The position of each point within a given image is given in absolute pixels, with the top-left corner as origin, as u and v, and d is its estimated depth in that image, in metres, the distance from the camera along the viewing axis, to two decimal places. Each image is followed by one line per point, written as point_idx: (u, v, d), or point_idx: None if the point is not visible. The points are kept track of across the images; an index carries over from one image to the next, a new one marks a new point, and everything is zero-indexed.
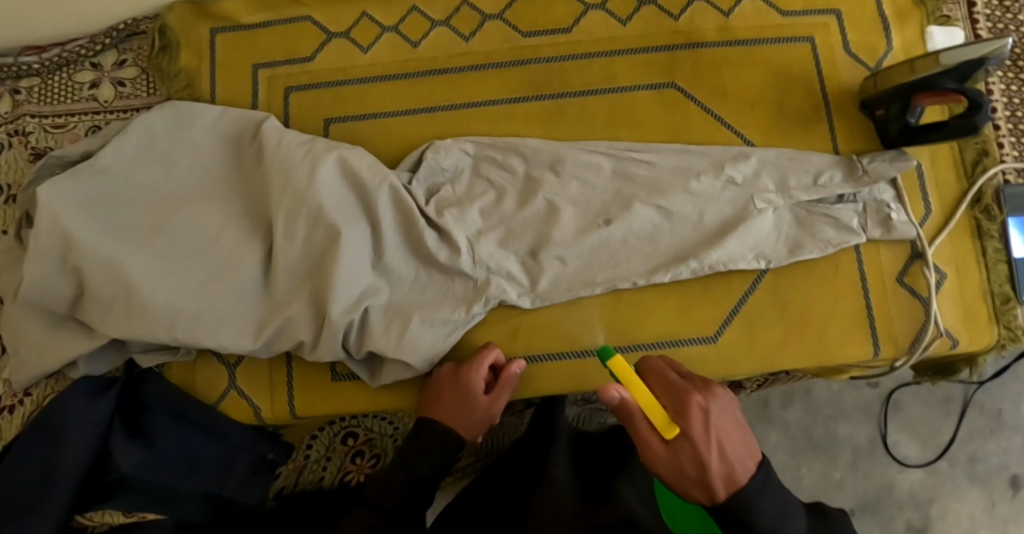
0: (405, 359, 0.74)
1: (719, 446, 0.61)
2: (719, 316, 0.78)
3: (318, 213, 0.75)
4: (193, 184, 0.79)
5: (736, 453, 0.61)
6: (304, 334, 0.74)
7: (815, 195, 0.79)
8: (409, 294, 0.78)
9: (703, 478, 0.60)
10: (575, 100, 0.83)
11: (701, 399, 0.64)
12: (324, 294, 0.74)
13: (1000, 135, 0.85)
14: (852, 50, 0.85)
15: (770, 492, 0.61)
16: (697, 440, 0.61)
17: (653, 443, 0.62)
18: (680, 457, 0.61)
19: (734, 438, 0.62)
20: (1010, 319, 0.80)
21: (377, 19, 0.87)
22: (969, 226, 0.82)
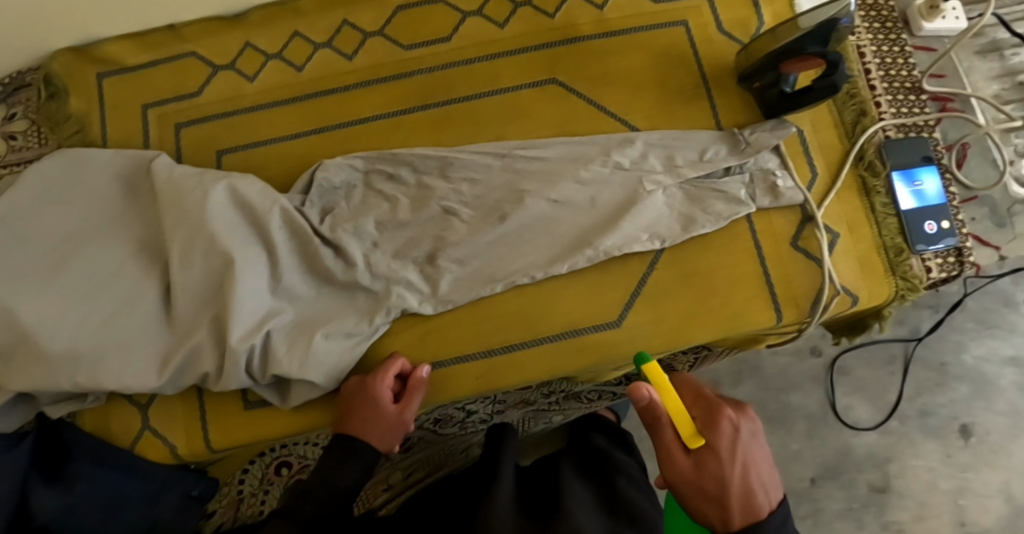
0: (311, 378, 0.75)
1: (743, 469, 0.67)
2: (622, 299, 0.79)
3: (212, 243, 0.75)
4: (90, 226, 0.79)
5: (757, 480, 0.67)
6: (208, 365, 0.75)
7: (702, 171, 0.81)
8: (309, 317, 0.77)
9: (722, 497, 0.65)
10: (461, 105, 0.84)
11: (731, 418, 0.69)
12: (225, 322, 0.74)
13: (877, 95, 0.88)
14: (725, 28, 0.88)
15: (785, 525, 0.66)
16: (723, 458, 0.67)
17: (678, 454, 0.68)
18: (704, 472, 0.67)
19: (757, 464, 0.68)
20: (905, 270, 0.83)
21: (261, 48, 0.88)
22: (856, 185, 0.84)
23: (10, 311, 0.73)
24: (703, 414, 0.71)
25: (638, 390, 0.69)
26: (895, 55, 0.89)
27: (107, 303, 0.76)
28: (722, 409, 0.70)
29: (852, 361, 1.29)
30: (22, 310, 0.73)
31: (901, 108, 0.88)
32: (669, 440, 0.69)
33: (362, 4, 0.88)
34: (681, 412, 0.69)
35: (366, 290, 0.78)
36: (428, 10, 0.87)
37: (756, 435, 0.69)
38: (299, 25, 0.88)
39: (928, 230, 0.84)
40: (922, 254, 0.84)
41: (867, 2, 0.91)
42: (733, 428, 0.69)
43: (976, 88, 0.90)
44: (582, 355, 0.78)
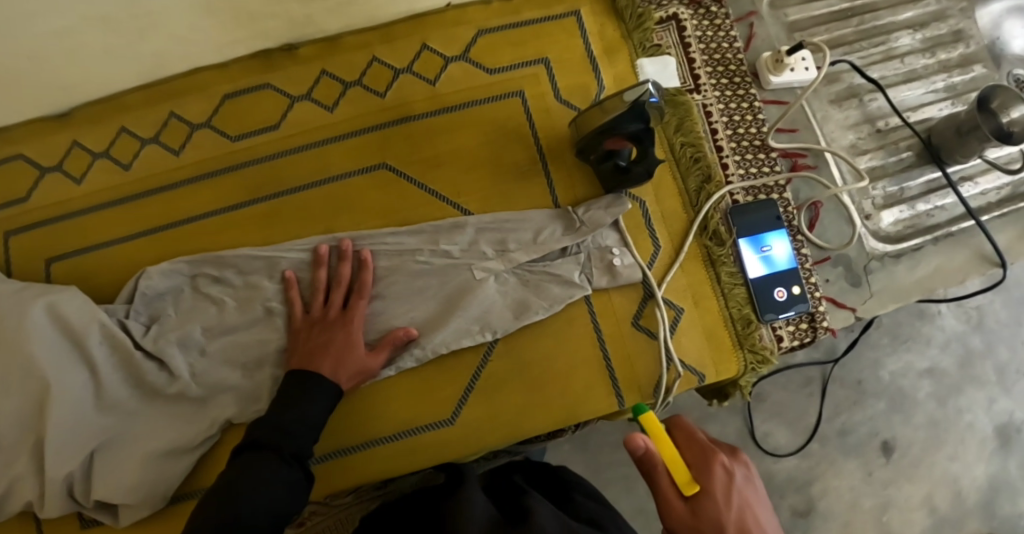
0: (137, 498, 0.74)
1: (739, 511, 0.61)
2: (456, 394, 0.77)
3: (27, 365, 0.73)
4: None
5: (756, 523, 0.60)
6: (30, 493, 0.73)
7: (534, 254, 0.78)
8: (135, 433, 0.76)
9: None
10: (289, 198, 0.82)
11: (725, 463, 0.64)
12: (45, 447, 0.73)
13: (724, 156, 0.85)
14: (563, 96, 0.85)
15: None
16: (720, 503, 0.61)
17: (676, 503, 0.62)
18: (701, 519, 0.60)
19: (757, 509, 0.62)
20: (754, 342, 0.80)
21: (88, 146, 0.85)
22: (701, 256, 0.82)
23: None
24: (697, 457, 0.65)
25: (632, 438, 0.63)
26: (744, 111, 0.86)
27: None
28: (716, 453, 0.64)
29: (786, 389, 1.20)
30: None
31: (750, 168, 0.85)
32: (663, 486, 0.62)
33: (187, 94, 0.85)
34: (674, 458, 0.63)
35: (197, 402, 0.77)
36: (256, 96, 0.84)
37: (752, 481, 0.64)
38: (126, 120, 0.85)
39: (778, 297, 0.81)
40: (772, 323, 0.81)
41: (714, 57, 0.88)
42: (726, 471, 0.63)
43: (830, 139, 0.89)
44: (414, 454, 0.76)
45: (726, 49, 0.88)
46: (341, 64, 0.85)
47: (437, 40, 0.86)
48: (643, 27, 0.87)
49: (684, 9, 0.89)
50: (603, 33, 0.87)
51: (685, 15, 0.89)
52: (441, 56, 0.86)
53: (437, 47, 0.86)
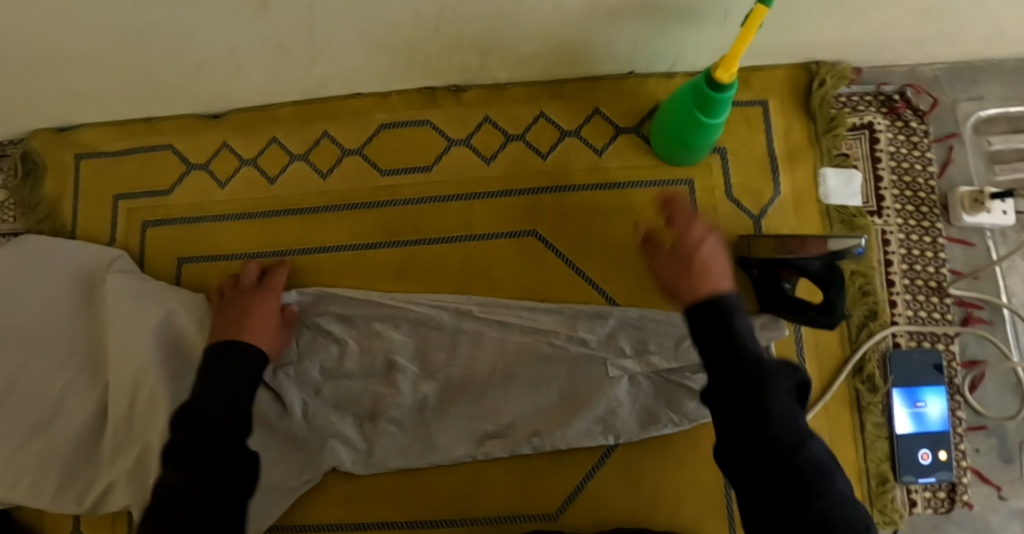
0: None
1: (703, 260, 0.60)
2: (563, 491, 0.74)
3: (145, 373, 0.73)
4: (38, 326, 0.77)
5: (707, 254, 0.60)
6: (129, 500, 0.73)
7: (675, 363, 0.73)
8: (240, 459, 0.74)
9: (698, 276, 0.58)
10: (429, 247, 0.79)
11: (701, 227, 0.62)
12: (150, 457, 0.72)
13: (893, 292, 0.78)
14: (734, 194, 0.79)
15: (735, 305, 0.56)
16: (692, 246, 0.61)
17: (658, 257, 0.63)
18: (679, 285, 0.60)
19: (711, 269, 0.59)
20: (885, 503, 0.74)
21: (237, 150, 0.83)
22: (848, 398, 0.76)
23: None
24: (688, 223, 0.63)
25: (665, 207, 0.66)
26: (924, 247, 0.79)
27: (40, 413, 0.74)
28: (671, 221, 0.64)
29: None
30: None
31: (919, 311, 0.78)
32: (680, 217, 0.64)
33: (345, 117, 0.82)
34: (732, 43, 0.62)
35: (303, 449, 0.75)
36: (413, 132, 0.81)
37: (714, 245, 0.62)
38: (279, 131, 0.83)
39: (921, 459, 0.75)
40: (908, 485, 0.75)
41: (903, 178, 0.80)
42: (695, 227, 0.62)
43: (1011, 294, 0.79)
44: None
45: (918, 172, 0.80)
46: (507, 115, 0.81)
47: (610, 107, 0.81)
48: (832, 133, 0.80)
49: (881, 118, 0.81)
50: (788, 131, 0.80)
51: (881, 125, 0.81)
52: (612, 124, 0.80)
53: (609, 114, 0.80)
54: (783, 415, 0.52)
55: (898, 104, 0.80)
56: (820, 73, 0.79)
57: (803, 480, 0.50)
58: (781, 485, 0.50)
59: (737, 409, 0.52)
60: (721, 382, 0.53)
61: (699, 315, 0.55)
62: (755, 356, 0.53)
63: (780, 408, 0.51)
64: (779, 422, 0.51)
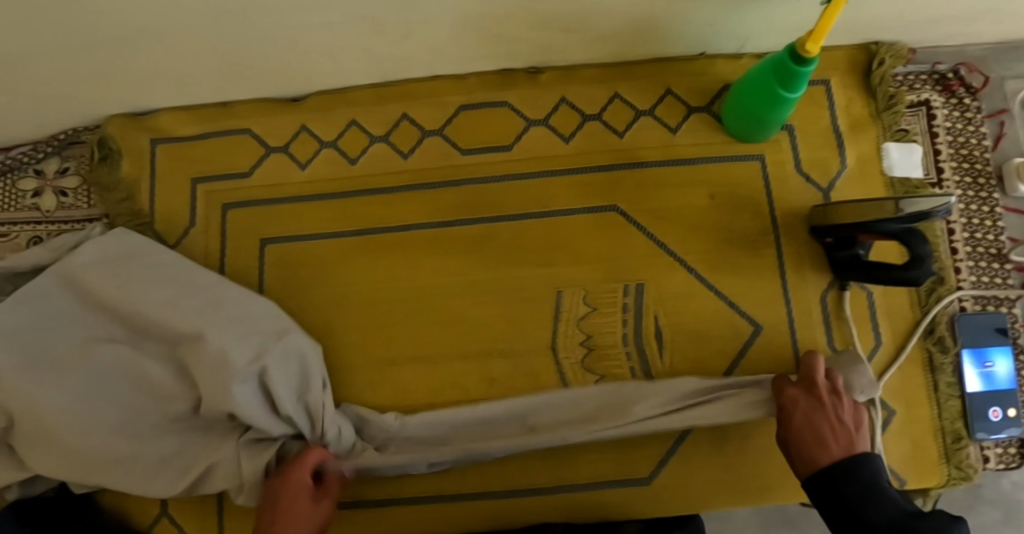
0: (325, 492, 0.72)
1: (847, 426, 0.67)
2: (654, 455, 0.76)
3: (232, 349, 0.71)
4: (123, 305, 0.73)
5: (845, 442, 0.66)
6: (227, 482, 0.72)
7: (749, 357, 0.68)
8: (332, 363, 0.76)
9: (821, 440, 0.66)
10: (512, 223, 0.81)
11: (840, 404, 0.69)
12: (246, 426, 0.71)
13: (957, 259, 0.82)
14: (804, 168, 0.82)
15: (873, 462, 0.64)
16: (829, 417, 0.67)
17: (793, 396, 0.69)
18: (810, 423, 0.67)
19: (824, 430, 0.66)
20: (961, 458, 0.77)
21: (316, 133, 0.85)
22: (922, 359, 0.79)
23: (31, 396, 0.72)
24: (813, 401, 0.68)
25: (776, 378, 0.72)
26: (983, 216, 0.83)
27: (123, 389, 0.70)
28: (791, 393, 0.69)
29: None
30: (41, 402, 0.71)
31: (982, 276, 0.82)
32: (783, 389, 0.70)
33: (424, 99, 0.84)
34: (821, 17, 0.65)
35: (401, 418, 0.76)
36: (492, 113, 0.83)
37: (862, 431, 0.67)
38: (358, 114, 0.84)
39: (992, 416, 0.78)
40: (981, 442, 0.79)
41: (960, 152, 0.84)
42: (851, 416, 0.68)
43: None
44: (603, 508, 0.75)
45: (974, 145, 0.85)
46: (583, 95, 0.83)
47: (682, 87, 0.84)
48: (893, 110, 0.84)
49: (937, 95, 0.85)
50: (851, 109, 0.84)
51: (937, 102, 0.85)
52: (684, 103, 0.83)
53: (680, 94, 0.83)
54: (869, 486, 0.63)
55: (952, 82, 0.85)
56: (881, 53, 0.83)
57: None
58: None
59: (832, 498, 0.63)
60: (832, 513, 0.63)
61: (835, 472, 0.64)
62: (863, 481, 0.63)
63: (874, 511, 0.61)
64: (871, 505, 0.62)
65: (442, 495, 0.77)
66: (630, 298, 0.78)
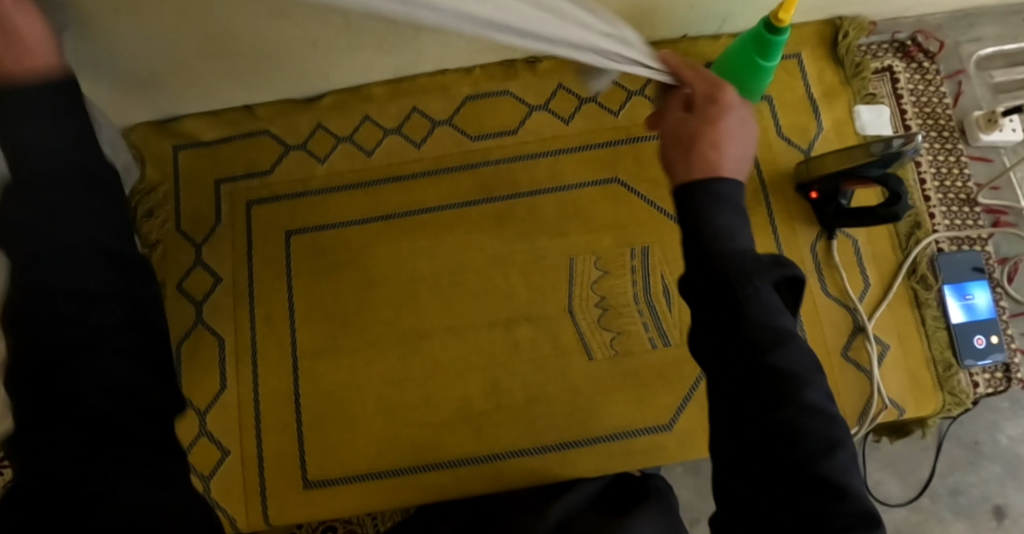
0: None
1: (709, 122, 0.54)
2: (672, 404, 0.82)
3: None
4: None
5: (720, 155, 0.51)
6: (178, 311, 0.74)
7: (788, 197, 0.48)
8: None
9: (714, 167, 0.50)
10: (523, 201, 0.87)
11: (719, 109, 0.55)
12: None
13: (932, 206, 0.89)
14: (785, 133, 0.90)
15: (738, 210, 0.49)
16: (697, 122, 0.55)
17: (681, 156, 0.53)
18: (690, 167, 0.51)
19: (724, 142, 0.52)
20: (953, 385, 0.83)
21: (332, 130, 0.90)
22: (908, 296, 0.86)
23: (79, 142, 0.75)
24: (689, 128, 0.55)
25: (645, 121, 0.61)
26: (951, 165, 0.91)
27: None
28: (707, 129, 0.53)
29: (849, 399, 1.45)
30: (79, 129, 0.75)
31: (955, 220, 0.89)
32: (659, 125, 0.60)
33: (433, 92, 0.90)
34: None
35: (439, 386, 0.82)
36: (496, 101, 0.90)
37: (742, 123, 0.55)
38: (371, 110, 0.91)
39: (978, 345, 0.85)
40: (970, 370, 0.85)
41: (924, 110, 0.92)
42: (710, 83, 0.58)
43: None
44: (631, 457, 0.80)
45: (936, 104, 0.93)
46: (579, 80, 0.90)
47: None
48: (860, 76, 0.91)
49: (898, 61, 0.93)
50: (823, 77, 0.92)
51: (899, 68, 0.93)
52: None
53: None
54: (794, 377, 0.41)
55: (911, 48, 0.94)
56: (844, 27, 0.91)
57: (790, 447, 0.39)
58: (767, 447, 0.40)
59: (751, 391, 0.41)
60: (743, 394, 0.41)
61: (693, 192, 0.49)
62: (780, 355, 0.41)
63: (766, 327, 0.42)
64: (788, 389, 0.41)
65: (475, 457, 0.81)
66: (636, 260, 0.85)
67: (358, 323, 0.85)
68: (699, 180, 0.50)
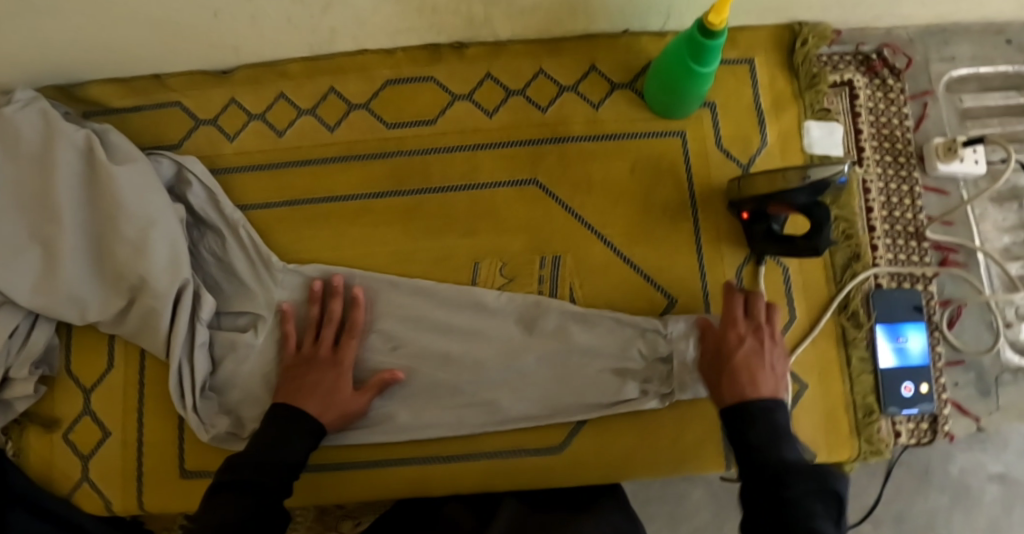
0: (64, 303, 0.78)
1: (751, 347, 0.66)
2: (565, 426, 0.77)
3: (72, 223, 0.77)
4: (16, 200, 0.78)
5: (766, 367, 0.65)
6: (52, 289, 0.77)
7: (605, 339, 0.77)
8: (178, 307, 0.76)
9: (731, 371, 0.65)
10: (433, 197, 0.82)
11: (740, 333, 0.68)
12: (53, 255, 0.77)
13: (875, 237, 0.82)
14: (724, 145, 0.83)
15: (781, 407, 0.63)
16: (733, 345, 0.67)
17: (727, 335, 0.68)
18: (724, 368, 0.66)
19: (760, 370, 0.64)
20: (872, 433, 0.78)
21: (245, 106, 0.86)
22: (835, 333, 0.80)
23: (8, 125, 0.78)
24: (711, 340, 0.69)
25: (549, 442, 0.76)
26: (903, 195, 0.84)
27: (191, 345, 0.78)
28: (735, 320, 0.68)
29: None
30: (18, 120, 0.78)
31: (899, 254, 0.82)
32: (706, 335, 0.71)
33: (351, 72, 0.84)
34: None
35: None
36: (418, 87, 0.84)
37: (765, 348, 0.67)
38: (286, 88, 0.85)
39: (904, 392, 0.79)
40: (893, 417, 0.80)
41: (881, 131, 0.85)
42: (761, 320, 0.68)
43: (985, 240, 0.84)
44: (518, 476, 0.76)
45: (895, 125, 0.85)
46: (509, 71, 0.84)
47: (607, 63, 0.84)
48: (815, 89, 0.84)
49: (860, 76, 0.86)
50: (774, 86, 0.85)
51: (859, 83, 0.86)
52: (609, 80, 0.84)
53: (605, 70, 0.84)
54: (788, 466, 0.58)
55: (875, 63, 0.86)
56: (803, 33, 0.83)
57: (784, 514, 0.55)
58: (770, 510, 0.56)
59: (759, 481, 0.58)
60: (759, 492, 0.58)
61: (738, 417, 0.63)
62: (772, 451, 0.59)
63: (771, 456, 0.59)
64: (782, 459, 0.58)
65: (355, 461, 0.78)
66: (546, 269, 0.80)
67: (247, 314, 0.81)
68: (748, 398, 0.63)
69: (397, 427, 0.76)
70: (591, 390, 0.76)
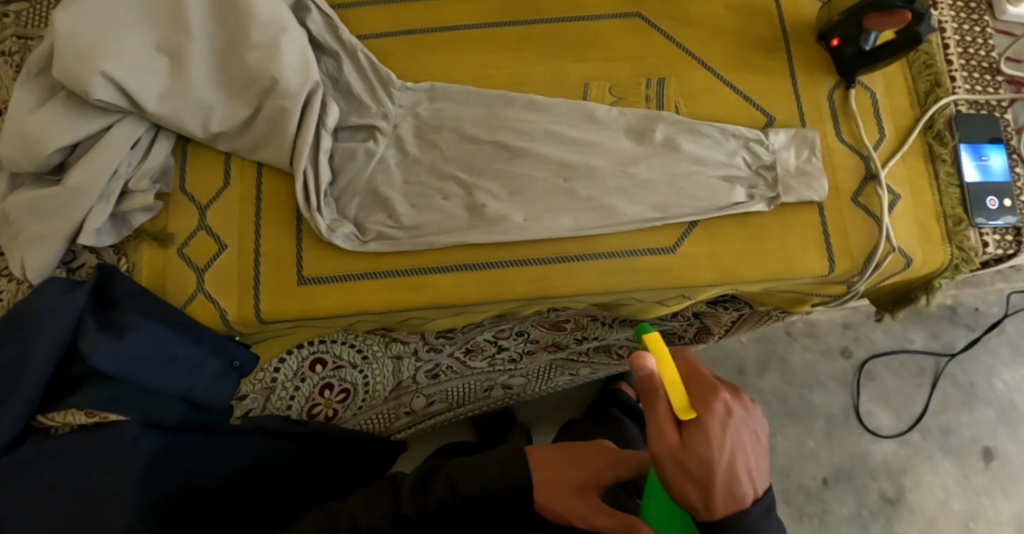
0: (186, 111, 0.80)
1: (730, 451, 0.55)
2: (678, 228, 0.80)
3: (203, 33, 0.80)
4: (144, 10, 0.79)
5: (743, 465, 0.55)
6: (176, 95, 0.79)
7: (715, 150, 0.82)
8: (305, 109, 0.79)
9: (708, 487, 0.54)
10: (545, 27, 0.86)
11: (726, 400, 0.57)
12: (182, 64, 0.79)
13: (953, 69, 0.89)
14: None
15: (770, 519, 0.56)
16: (711, 440, 0.54)
17: (669, 431, 0.56)
18: (691, 463, 0.54)
19: (749, 448, 0.56)
20: (963, 240, 0.83)
21: None
22: (922, 151, 0.85)
23: None
24: (662, 408, 0.57)
25: (661, 243, 0.79)
26: (975, 35, 0.91)
27: (315, 151, 0.80)
28: (719, 389, 0.57)
29: (854, 327, 1.42)
30: None
31: (976, 86, 0.89)
32: (639, 371, 0.57)
33: None
34: None
35: (439, 192, 0.80)
36: None
37: (750, 424, 0.57)
38: None
39: (989, 205, 0.84)
40: (979, 228, 0.84)
41: None
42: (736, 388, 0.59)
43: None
44: (633, 275, 0.79)
45: None
46: None
47: None
48: None
49: None
50: None
51: None
52: None
53: None
54: None
55: None
56: None
57: None
58: None
59: None
60: None
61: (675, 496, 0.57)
62: None
63: None
64: None
65: (474, 263, 0.79)
66: (652, 90, 0.84)
67: (360, 132, 0.83)
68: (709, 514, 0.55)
69: (514, 227, 0.78)
70: (707, 194, 0.79)
